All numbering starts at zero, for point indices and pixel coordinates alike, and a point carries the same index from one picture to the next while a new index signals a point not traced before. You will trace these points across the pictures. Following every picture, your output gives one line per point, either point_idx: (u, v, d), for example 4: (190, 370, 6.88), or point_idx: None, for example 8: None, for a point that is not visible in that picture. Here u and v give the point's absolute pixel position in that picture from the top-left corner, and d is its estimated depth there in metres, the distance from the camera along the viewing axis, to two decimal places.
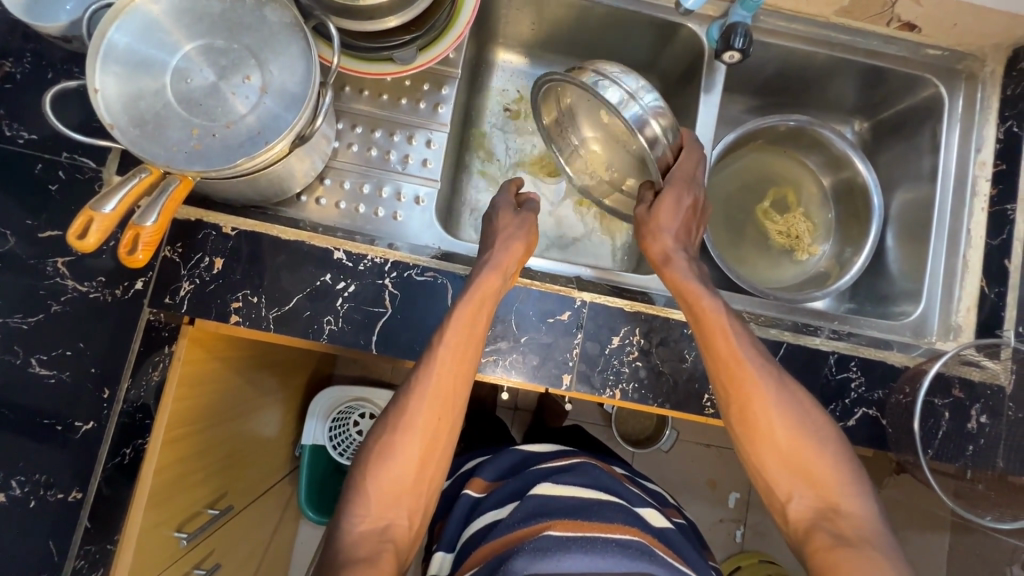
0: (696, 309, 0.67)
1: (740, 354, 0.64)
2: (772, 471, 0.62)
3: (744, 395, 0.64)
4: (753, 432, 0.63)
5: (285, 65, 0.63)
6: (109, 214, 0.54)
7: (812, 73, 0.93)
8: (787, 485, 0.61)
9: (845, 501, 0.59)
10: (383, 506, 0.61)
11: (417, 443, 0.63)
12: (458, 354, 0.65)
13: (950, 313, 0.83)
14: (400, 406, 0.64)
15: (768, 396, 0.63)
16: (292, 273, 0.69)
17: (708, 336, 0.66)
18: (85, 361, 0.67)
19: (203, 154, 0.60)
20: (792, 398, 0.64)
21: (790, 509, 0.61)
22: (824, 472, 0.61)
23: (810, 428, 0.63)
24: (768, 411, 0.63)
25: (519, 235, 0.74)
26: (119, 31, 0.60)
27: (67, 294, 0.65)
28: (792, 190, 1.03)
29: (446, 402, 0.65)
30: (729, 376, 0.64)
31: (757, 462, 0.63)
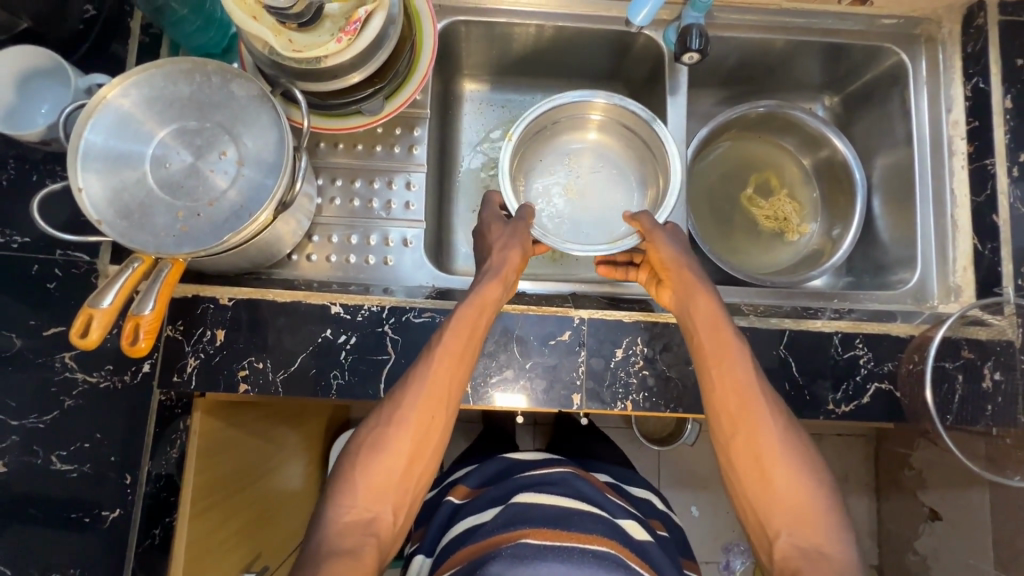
0: (713, 320, 0.67)
1: (750, 368, 0.64)
2: (761, 494, 0.59)
3: (750, 414, 0.62)
4: (754, 447, 0.61)
5: (258, 136, 0.65)
6: (106, 308, 0.55)
7: (774, 59, 0.94)
8: (777, 521, 0.58)
9: (834, 546, 0.56)
10: (370, 499, 0.59)
11: (408, 440, 0.61)
12: (455, 352, 0.65)
13: (948, 275, 0.83)
14: (394, 405, 0.63)
15: (769, 423, 0.61)
16: (294, 334, 0.70)
17: (719, 357, 0.65)
18: (103, 451, 0.68)
19: (191, 235, 0.61)
20: (793, 432, 0.62)
21: (777, 545, 0.57)
22: (811, 510, 0.58)
23: (807, 463, 0.60)
24: (771, 429, 0.61)
25: (520, 229, 0.76)
26: (95, 128, 0.61)
27: (79, 387, 0.67)
28: (774, 173, 1.03)
29: (439, 409, 0.64)
30: (733, 396, 0.63)
31: (744, 479, 0.61)
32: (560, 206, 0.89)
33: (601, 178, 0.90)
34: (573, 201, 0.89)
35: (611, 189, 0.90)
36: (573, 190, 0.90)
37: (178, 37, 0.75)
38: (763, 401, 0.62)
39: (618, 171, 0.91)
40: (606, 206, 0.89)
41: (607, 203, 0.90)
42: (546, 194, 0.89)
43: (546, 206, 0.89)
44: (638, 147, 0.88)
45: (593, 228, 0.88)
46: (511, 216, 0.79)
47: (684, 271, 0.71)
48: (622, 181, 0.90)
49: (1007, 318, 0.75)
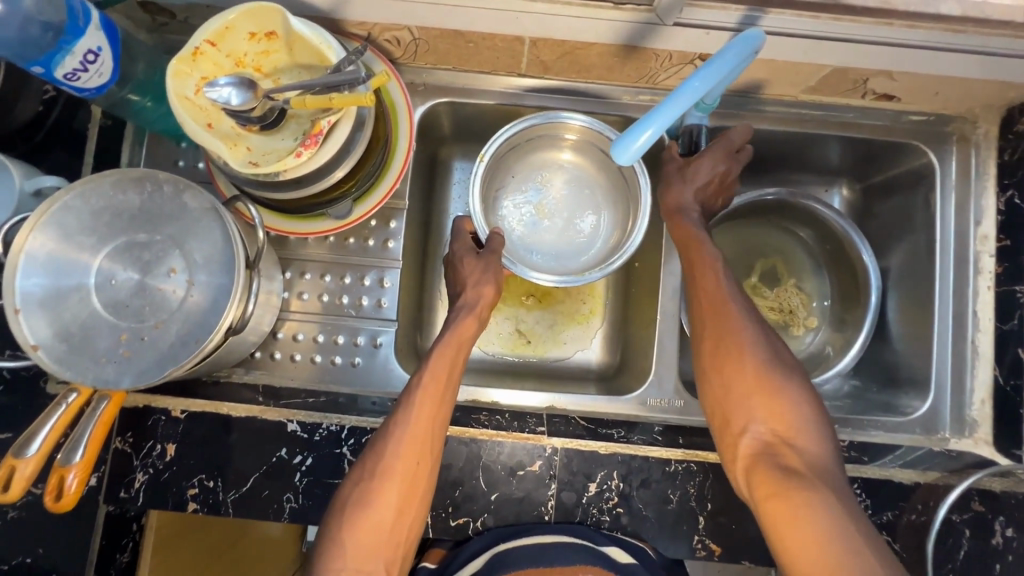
0: (690, 249, 0.70)
1: (720, 289, 0.66)
2: (732, 401, 0.62)
3: (716, 325, 0.65)
4: (719, 362, 0.64)
5: (210, 253, 0.61)
6: (32, 457, 0.52)
7: (788, 147, 0.86)
8: (744, 415, 0.61)
9: (802, 436, 0.59)
10: (360, 558, 0.58)
11: (393, 490, 0.60)
12: (435, 394, 0.64)
13: (964, 406, 0.76)
14: (376, 454, 0.62)
15: (737, 324, 0.64)
16: (247, 452, 0.67)
17: (697, 271, 0.68)
18: (45, 566, 0.65)
19: (134, 364, 0.57)
20: (759, 333, 0.64)
21: (744, 441, 0.60)
22: (779, 403, 0.60)
23: (778, 369, 0.62)
24: (738, 341, 0.64)
25: (489, 274, 0.72)
26: (35, 245, 0.57)
27: (24, 497, 0.64)
28: (781, 260, 0.96)
29: (422, 447, 0.62)
30: (710, 310, 0.66)
31: (715, 394, 0.64)
32: (522, 222, 0.81)
33: (579, 210, 0.81)
34: (537, 223, 0.81)
35: (584, 224, 0.81)
36: (544, 212, 0.81)
37: (140, 122, 0.71)
38: (733, 304, 0.65)
39: (592, 202, 0.81)
40: (569, 240, 0.80)
41: (573, 238, 0.80)
42: (514, 210, 0.81)
43: (507, 221, 0.80)
44: (625, 189, 0.79)
45: (544, 255, 0.79)
46: (483, 242, 0.73)
47: (680, 185, 0.72)
48: (596, 220, 0.81)
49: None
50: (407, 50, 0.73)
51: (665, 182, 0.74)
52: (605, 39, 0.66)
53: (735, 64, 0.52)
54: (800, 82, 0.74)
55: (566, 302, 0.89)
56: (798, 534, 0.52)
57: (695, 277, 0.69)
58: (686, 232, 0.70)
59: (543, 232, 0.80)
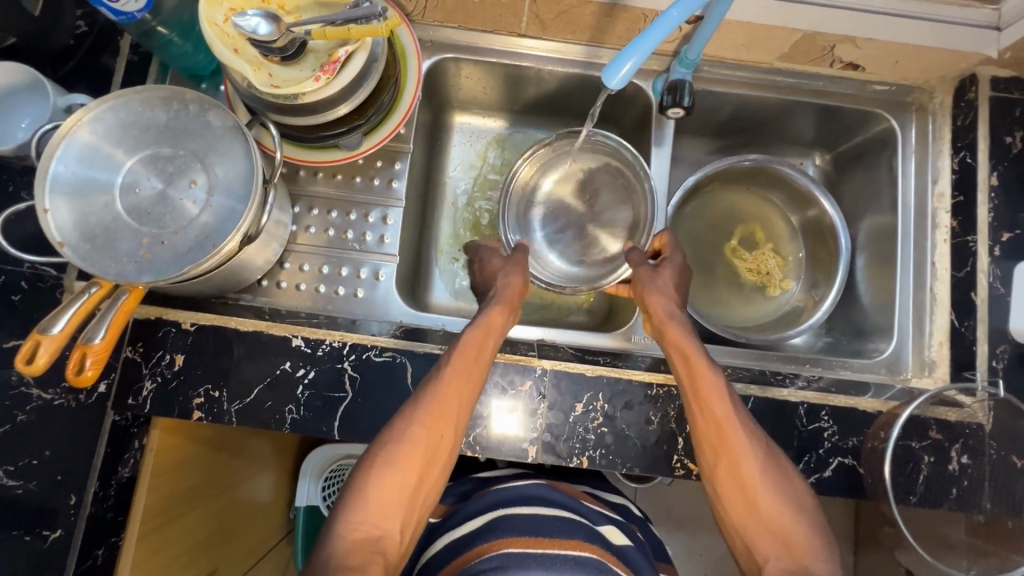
0: (691, 367, 0.68)
1: (731, 419, 0.65)
2: (752, 534, 0.61)
3: (729, 455, 0.64)
4: (736, 488, 0.63)
5: (230, 167, 0.65)
6: (56, 334, 0.55)
7: (765, 116, 0.93)
8: (765, 550, 0.60)
9: (818, 565, 0.58)
10: (380, 515, 0.58)
11: (419, 456, 0.61)
12: (466, 370, 0.66)
13: (924, 349, 0.82)
14: (402, 420, 0.63)
15: (744, 445, 0.64)
16: (252, 364, 0.70)
17: (701, 395, 0.67)
18: (52, 468, 0.67)
19: (154, 263, 0.61)
20: (769, 460, 0.64)
21: (767, 573, 0.59)
22: (795, 535, 0.60)
23: (789, 494, 0.62)
24: (750, 469, 0.63)
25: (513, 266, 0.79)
26: (67, 149, 0.61)
27: (32, 402, 0.65)
28: (760, 226, 1.03)
29: (448, 416, 0.64)
30: (714, 426, 0.66)
31: (736, 523, 0.63)
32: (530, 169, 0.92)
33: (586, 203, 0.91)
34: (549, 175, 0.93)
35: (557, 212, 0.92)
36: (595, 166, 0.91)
37: (167, 58, 0.77)
38: (738, 424, 0.65)
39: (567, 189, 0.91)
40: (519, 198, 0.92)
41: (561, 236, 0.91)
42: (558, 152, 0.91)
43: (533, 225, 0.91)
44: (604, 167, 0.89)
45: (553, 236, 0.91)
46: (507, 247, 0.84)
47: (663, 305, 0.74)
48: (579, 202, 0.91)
49: (976, 402, 0.74)
50: (416, 5, 0.80)
51: (637, 288, 0.77)
52: None
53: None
54: (774, 48, 0.82)
55: None
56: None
57: (697, 398, 0.67)
58: (676, 344, 0.71)
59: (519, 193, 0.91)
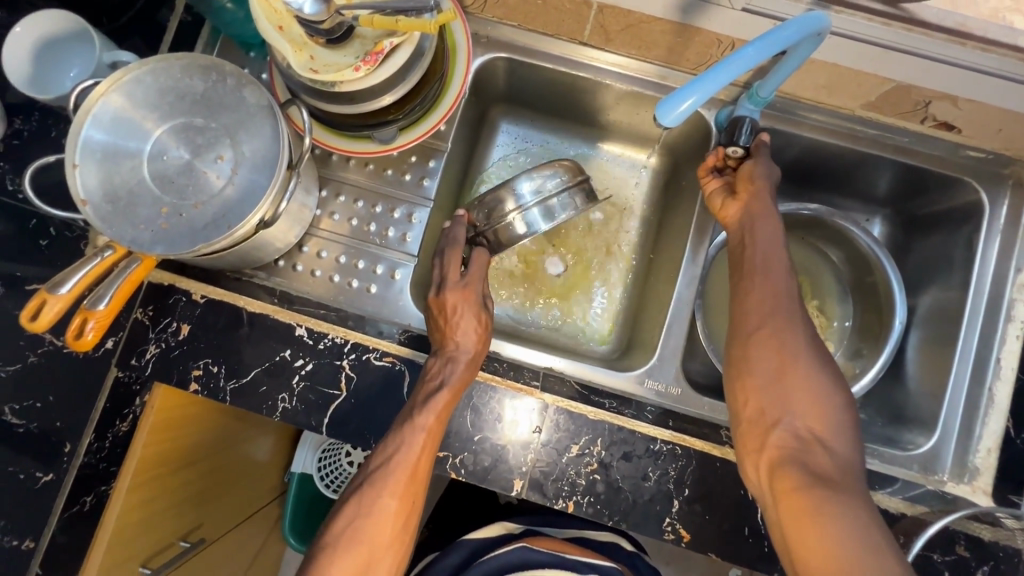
0: (759, 242, 0.66)
1: (782, 297, 0.63)
2: (764, 395, 0.59)
3: (772, 320, 0.62)
4: (766, 347, 0.61)
5: (258, 148, 0.63)
6: (64, 295, 0.56)
7: (835, 166, 0.85)
8: (778, 410, 0.58)
9: (834, 440, 0.56)
10: None
11: (386, 530, 0.60)
12: (429, 442, 0.64)
13: (968, 453, 0.74)
14: (369, 487, 0.62)
15: (793, 323, 0.61)
16: (254, 347, 0.69)
17: (759, 261, 0.65)
18: (52, 413, 0.69)
19: (169, 235, 0.60)
20: (825, 367, 0.60)
21: (775, 434, 0.57)
22: (815, 388, 0.58)
23: (828, 392, 0.58)
24: (795, 360, 0.59)
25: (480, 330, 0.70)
26: (104, 107, 0.61)
27: (44, 345, 0.68)
28: (808, 280, 0.95)
29: (412, 486, 0.62)
30: (764, 304, 0.63)
31: (747, 387, 0.61)
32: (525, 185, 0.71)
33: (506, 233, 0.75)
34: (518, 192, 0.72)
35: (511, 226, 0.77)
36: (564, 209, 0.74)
37: (219, 23, 0.76)
38: (790, 304, 0.62)
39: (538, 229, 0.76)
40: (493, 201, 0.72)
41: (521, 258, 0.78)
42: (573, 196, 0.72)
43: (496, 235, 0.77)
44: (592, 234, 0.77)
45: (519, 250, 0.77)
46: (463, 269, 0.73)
47: (766, 191, 0.69)
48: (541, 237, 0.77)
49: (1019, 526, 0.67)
50: None
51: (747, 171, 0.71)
52: (667, 12, 0.67)
53: (794, 39, 0.54)
54: (860, 95, 0.74)
55: (584, 281, 0.91)
56: (816, 526, 0.50)
57: (757, 260, 0.66)
58: (749, 224, 0.69)
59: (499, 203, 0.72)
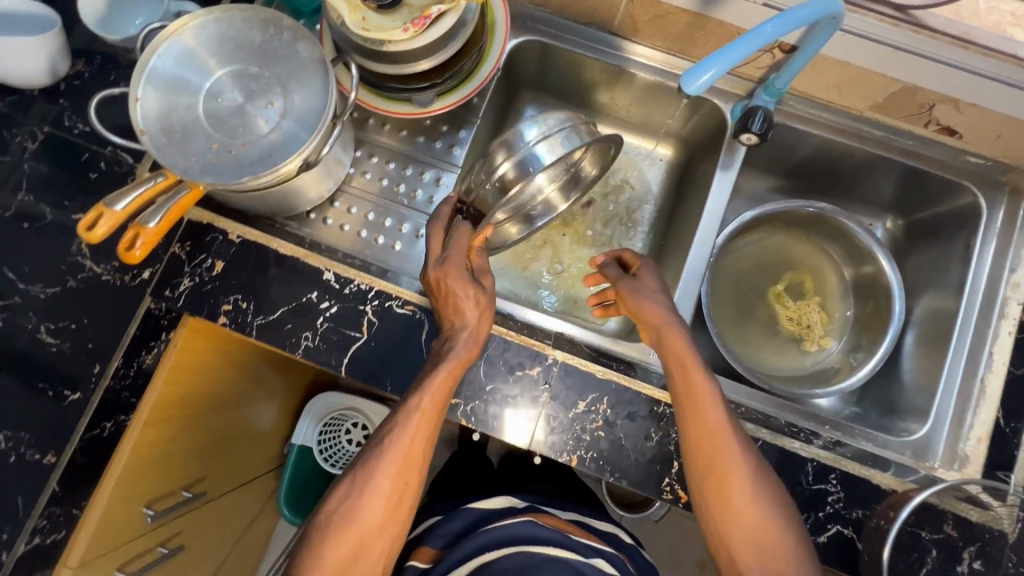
0: (694, 387, 0.66)
1: (725, 431, 0.64)
2: (734, 542, 0.62)
3: (722, 466, 0.63)
4: (718, 472, 0.63)
5: (307, 97, 0.68)
6: (118, 211, 0.59)
7: (841, 168, 0.90)
8: (747, 557, 0.61)
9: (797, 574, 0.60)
10: None
11: (379, 514, 0.62)
12: (426, 427, 0.65)
13: (959, 442, 0.76)
14: (365, 476, 0.63)
15: (742, 467, 0.63)
16: (282, 287, 0.73)
17: (695, 405, 0.65)
18: (85, 336, 0.73)
19: (217, 168, 0.64)
20: (771, 493, 0.64)
21: None
22: (776, 539, 0.61)
23: (784, 522, 0.62)
24: (749, 501, 0.62)
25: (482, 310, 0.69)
26: (169, 48, 0.66)
27: (84, 272, 0.74)
28: (810, 276, 1.00)
29: (408, 472, 0.64)
30: (709, 446, 0.64)
31: (722, 532, 0.63)
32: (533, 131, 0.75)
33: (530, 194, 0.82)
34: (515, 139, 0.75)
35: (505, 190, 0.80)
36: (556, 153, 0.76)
37: None
38: (735, 445, 0.63)
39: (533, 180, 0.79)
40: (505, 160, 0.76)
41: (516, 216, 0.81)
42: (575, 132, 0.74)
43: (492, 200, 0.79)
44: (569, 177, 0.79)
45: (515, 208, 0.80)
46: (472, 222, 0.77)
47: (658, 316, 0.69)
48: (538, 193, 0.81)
49: (1006, 510, 0.69)
50: None
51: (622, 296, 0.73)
52: (690, 3, 0.73)
53: (812, 17, 0.59)
54: (868, 95, 0.79)
55: (595, 261, 0.95)
56: None
57: (691, 406, 0.66)
58: (676, 351, 0.67)
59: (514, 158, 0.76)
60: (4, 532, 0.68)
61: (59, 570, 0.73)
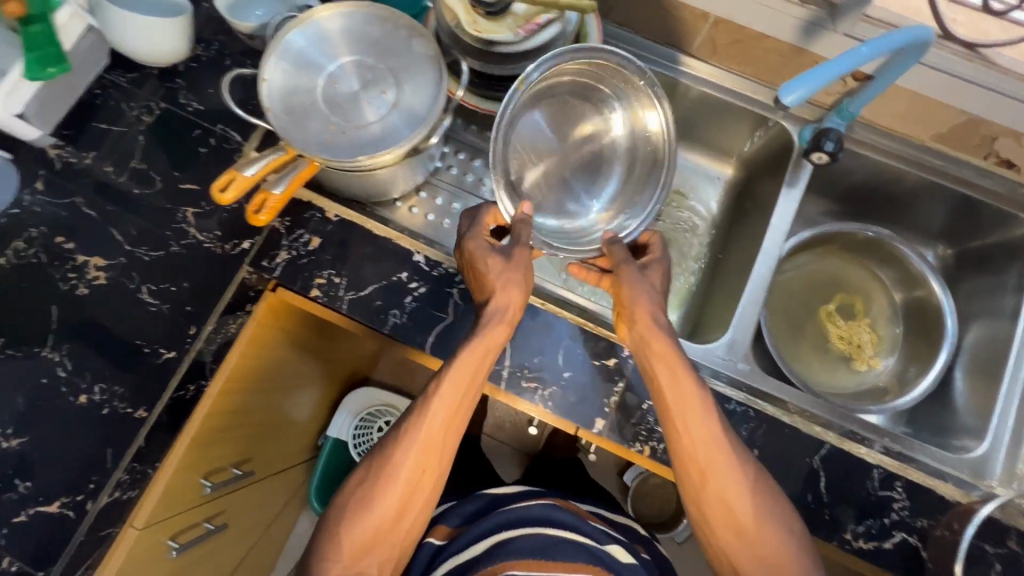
0: (679, 388, 0.67)
1: (711, 430, 0.66)
2: (722, 536, 0.66)
3: (710, 464, 0.65)
4: (707, 476, 0.66)
5: (418, 88, 0.73)
6: (248, 177, 0.64)
7: (897, 195, 0.94)
8: (732, 549, 0.65)
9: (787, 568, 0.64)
10: (355, 557, 0.65)
11: (394, 500, 0.66)
12: (448, 415, 0.67)
13: (1017, 461, 0.78)
14: (382, 462, 0.67)
15: (731, 466, 0.65)
16: (374, 266, 0.77)
17: (679, 409, 0.66)
18: (182, 298, 0.76)
19: (332, 147, 0.69)
20: (760, 491, 0.66)
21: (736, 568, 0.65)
22: (765, 535, 0.64)
23: (773, 518, 0.65)
24: (738, 498, 0.65)
25: (515, 274, 0.69)
26: (298, 36, 0.71)
27: (188, 239, 0.77)
28: (860, 298, 1.02)
29: (431, 459, 0.67)
30: (698, 447, 0.66)
31: (708, 527, 0.67)
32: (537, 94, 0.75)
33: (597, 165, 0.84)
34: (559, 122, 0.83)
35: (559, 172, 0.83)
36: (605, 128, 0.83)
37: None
38: (727, 444, 0.66)
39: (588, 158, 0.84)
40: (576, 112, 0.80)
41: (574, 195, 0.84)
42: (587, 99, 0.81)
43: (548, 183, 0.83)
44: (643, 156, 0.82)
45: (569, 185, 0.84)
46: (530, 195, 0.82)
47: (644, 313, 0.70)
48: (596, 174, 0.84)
49: None
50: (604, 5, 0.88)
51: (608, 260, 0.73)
52: (773, 28, 0.79)
53: (901, 43, 0.65)
54: (933, 125, 0.84)
55: None
56: None
57: (676, 410, 0.67)
58: (656, 351, 0.68)
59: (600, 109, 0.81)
60: (91, 480, 0.71)
61: (126, 528, 0.73)
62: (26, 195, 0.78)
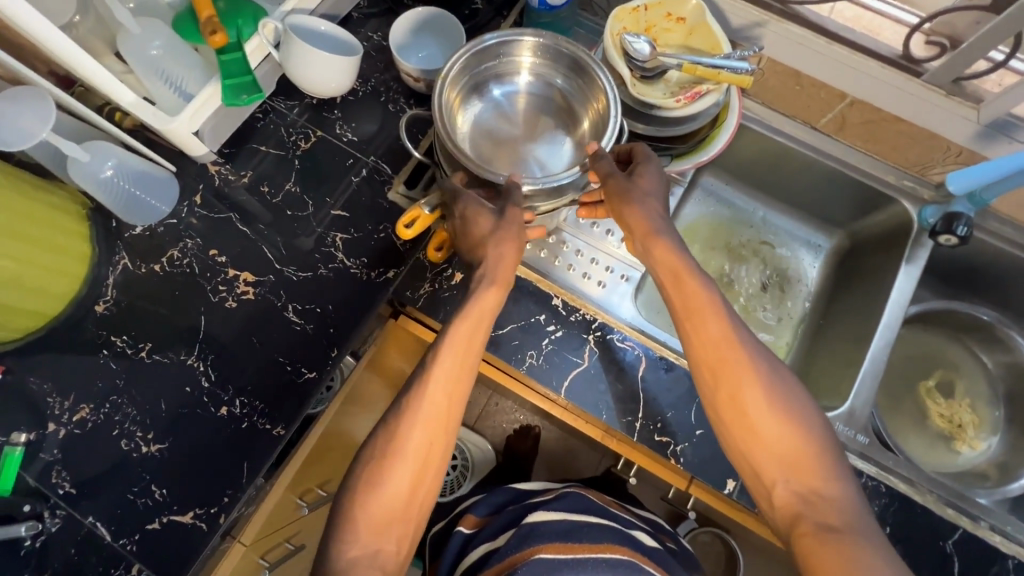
0: (696, 314, 0.66)
1: (728, 343, 0.64)
2: (764, 464, 0.61)
3: (734, 384, 0.63)
4: (742, 419, 0.63)
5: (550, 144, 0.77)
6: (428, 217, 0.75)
7: (1007, 281, 0.96)
8: (772, 472, 0.61)
9: (829, 484, 0.59)
10: (375, 531, 0.59)
11: (409, 467, 0.61)
12: (453, 368, 0.64)
13: None
14: (389, 432, 0.62)
15: (752, 378, 0.63)
16: (513, 306, 0.79)
17: (696, 332, 0.66)
18: (327, 320, 0.78)
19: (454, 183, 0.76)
20: (775, 402, 0.62)
21: (777, 495, 0.60)
22: (806, 455, 0.60)
23: (802, 425, 0.61)
24: (760, 409, 0.62)
25: (503, 229, 0.66)
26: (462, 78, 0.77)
27: (335, 263, 0.80)
28: (958, 376, 1.02)
29: (439, 421, 0.63)
30: (715, 365, 0.64)
31: (745, 452, 0.63)
32: (463, 65, 0.73)
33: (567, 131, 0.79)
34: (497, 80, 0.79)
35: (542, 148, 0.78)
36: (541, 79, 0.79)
37: None
38: (741, 355, 0.64)
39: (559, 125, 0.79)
40: (550, 103, 0.80)
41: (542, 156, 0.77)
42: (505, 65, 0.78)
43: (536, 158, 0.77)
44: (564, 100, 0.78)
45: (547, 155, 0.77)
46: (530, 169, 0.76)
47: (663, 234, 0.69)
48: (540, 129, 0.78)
49: None
50: None
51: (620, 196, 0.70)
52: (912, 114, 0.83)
53: None
54: None
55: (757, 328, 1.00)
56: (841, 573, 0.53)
57: (693, 327, 0.66)
58: (669, 266, 0.68)
59: (537, 94, 0.80)
60: (228, 493, 0.71)
61: (235, 543, 0.76)
62: (184, 208, 0.81)
